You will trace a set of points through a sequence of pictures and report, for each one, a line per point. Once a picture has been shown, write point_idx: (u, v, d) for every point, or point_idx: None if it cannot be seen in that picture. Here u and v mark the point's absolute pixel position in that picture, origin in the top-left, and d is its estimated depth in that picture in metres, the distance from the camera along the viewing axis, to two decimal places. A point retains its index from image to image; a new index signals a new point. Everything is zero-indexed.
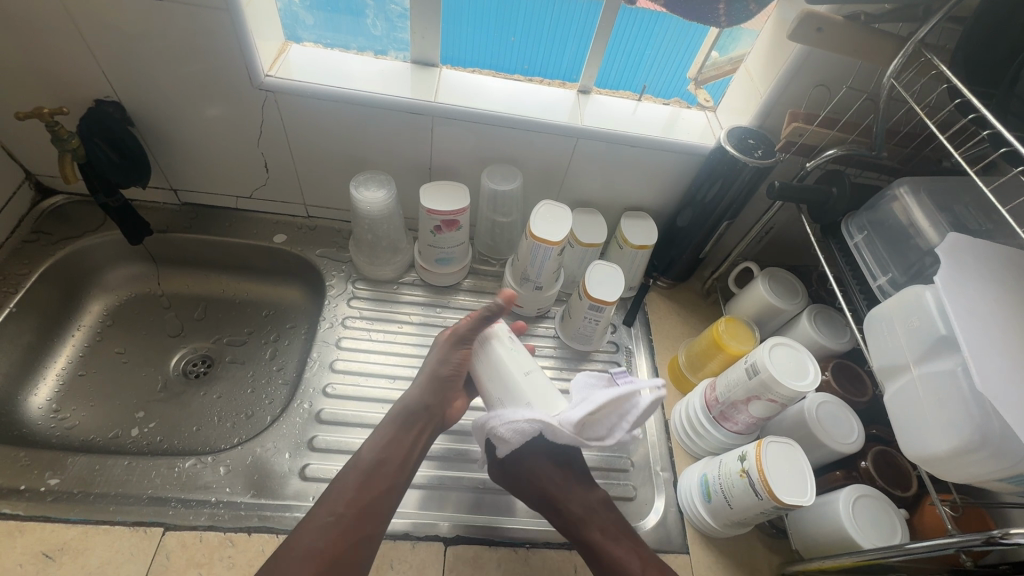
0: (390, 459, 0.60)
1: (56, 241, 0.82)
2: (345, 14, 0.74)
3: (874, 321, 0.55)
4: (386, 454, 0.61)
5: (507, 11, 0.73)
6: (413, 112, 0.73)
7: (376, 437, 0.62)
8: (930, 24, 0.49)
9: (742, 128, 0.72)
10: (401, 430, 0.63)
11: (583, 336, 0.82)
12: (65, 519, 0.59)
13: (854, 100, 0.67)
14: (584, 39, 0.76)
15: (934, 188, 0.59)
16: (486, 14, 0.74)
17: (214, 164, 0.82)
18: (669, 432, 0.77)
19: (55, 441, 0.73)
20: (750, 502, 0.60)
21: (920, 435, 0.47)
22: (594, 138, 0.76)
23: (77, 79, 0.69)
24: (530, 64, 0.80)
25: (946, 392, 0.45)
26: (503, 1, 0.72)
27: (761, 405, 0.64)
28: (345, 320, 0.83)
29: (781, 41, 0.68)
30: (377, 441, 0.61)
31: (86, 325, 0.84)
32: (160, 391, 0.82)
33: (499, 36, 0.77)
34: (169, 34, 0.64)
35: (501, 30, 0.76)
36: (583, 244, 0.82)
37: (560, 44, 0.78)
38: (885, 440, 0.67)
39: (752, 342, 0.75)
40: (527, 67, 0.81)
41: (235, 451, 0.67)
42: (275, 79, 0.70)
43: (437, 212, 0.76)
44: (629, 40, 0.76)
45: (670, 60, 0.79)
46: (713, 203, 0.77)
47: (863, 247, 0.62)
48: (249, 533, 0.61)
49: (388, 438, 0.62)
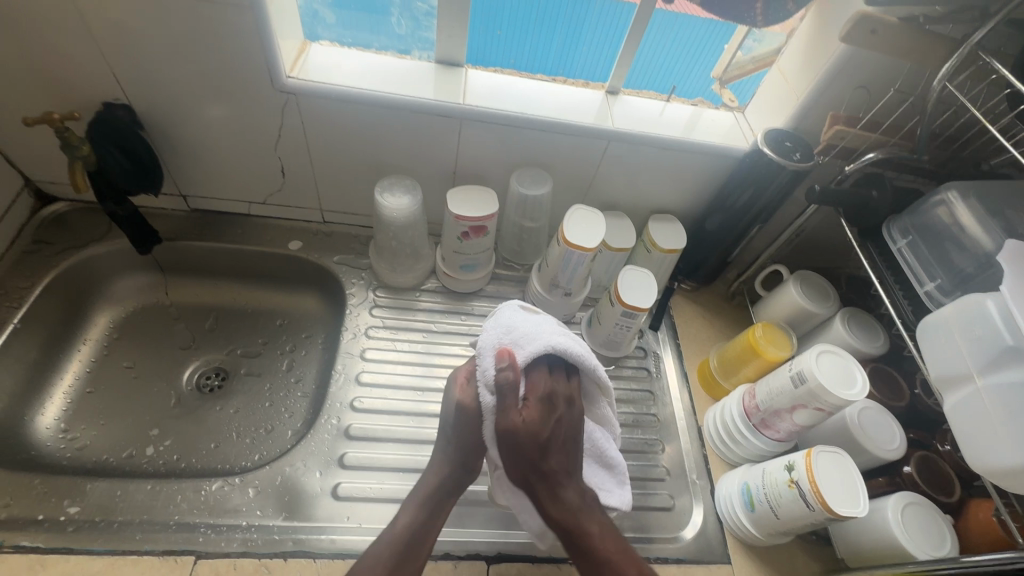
0: (419, 540, 0.56)
1: (59, 251, 0.77)
2: (353, 9, 0.71)
3: (927, 328, 0.54)
4: (421, 534, 0.56)
5: (492, 4, 0.71)
6: (440, 114, 0.70)
7: (401, 516, 0.57)
8: (987, 27, 0.49)
9: (778, 130, 0.71)
10: (441, 501, 0.59)
11: (612, 342, 0.81)
12: (89, 550, 0.55)
13: (896, 104, 0.66)
14: (571, 32, 0.74)
15: (985, 192, 0.58)
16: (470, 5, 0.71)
17: (227, 169, 0.79)
18: (703, 439, 0.77)
19: (66, 463, 0.70)
20: (800, 513, 0.59)
21: (988, 448, 0.46)
22: (626, 140, 0.74)
23: (86, 81, 0.65)
24: (556, 62, 0.78)
25: (1016, 404, 0.44)
26: None
27: (807, 414, 0.63)
28: (368, 331, 0.80)
29: (820, 38, 0.66)
30: (411, 513, 0.57)
31: (92, 338, 0.80)
32: (174, 407, 0.78)
33: (485, 31, 0.74)
34: (187, 32, 0.61)
35: (487, 23, 0.73)
36: (612, 248, 0.80)
37: (547, 39, 0.75)
38: (924, 444, 0.66)
39: (789, 347, 0.74)
40: (515, 63, 0.77)
41: (263, 472, 0.64)
42: (296, 81, 0.67)
43: (464, 217, 0.73)
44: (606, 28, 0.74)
45: (660, 56, 0.77)
46: (746, 207, 0.76)
47: (907, 252, 0.62)
48: (285, 558, 0.58)
49: (424, 513, 0.57)
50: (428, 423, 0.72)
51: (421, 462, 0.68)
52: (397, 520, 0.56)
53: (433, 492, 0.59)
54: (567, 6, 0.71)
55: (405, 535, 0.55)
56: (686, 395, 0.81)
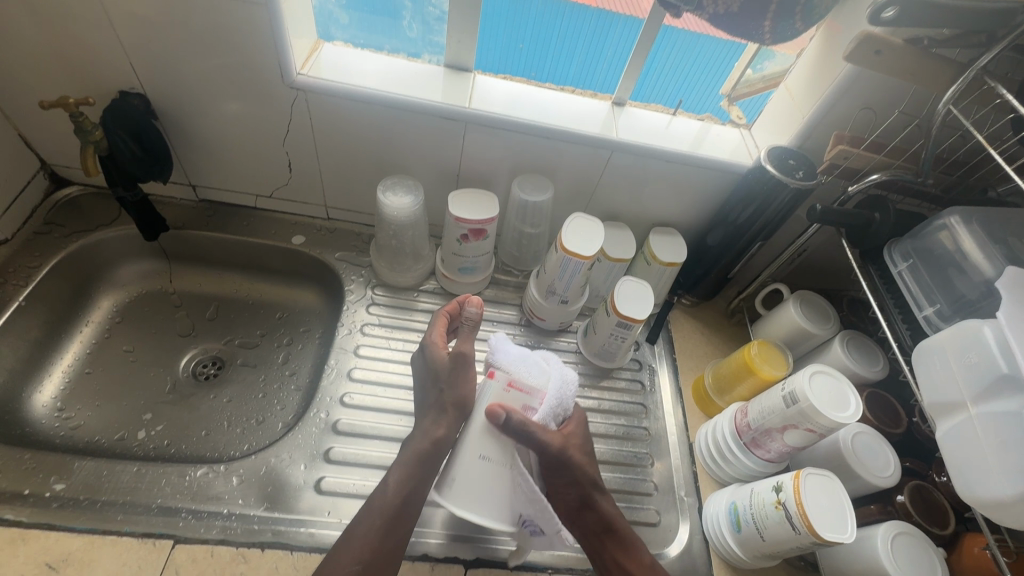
0: (403, 508, 0.57)
1: (69, 234, 0.79)
2: (381, 15, 0.73)
3: (922, 353, 0.53)
4: (412, 496, 0.57)
5: (519, 18, 0.73)
6: (447, 117, 0.71)
7: (393, 474, 0.58)
8: (993, 51, 0.48)
9: (782, 148, 0.71)
10: (434, 460, 0.59)
11: (607, 353, 0.80)
12: (70, 527, 0.56)
13: (902, 126, 0.66)
14: (593, 50, 0.76)
15: (988, 218, 0.57)
16: (498, 18, 0.73)
17: (237, 162, 0.80)
18: (693, 456, 0.76)
19: (58, 441, 0.71)
20: (785, 535, 0.58)
21: (978, 479, 0.45)
22: (628, 152, 0.74)
23: (103, 69, 0.67)
24: (579, 75, 0.79)
25: (1007, 434, 0.43)
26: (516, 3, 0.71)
27: (798, 435, 0.62)
28: (364, 327, 0.81)
29: (828, 60, 0.66)
30: (400, 479, 0.57)
31: (95, 320, 0.81)
32: (169, 392, 0.79)
33: (508, 42, 0.75)
34: (202, 26, 0.62)
35: (511, 35, 0.75)
36: (611, 259, 0.80)
37: (568, 54, 0.77)
38: (920, 474, 0.65)
39: (784, 367, 0.73)
40: (535, 75, 0.79)
41: (248, 461, 0.64)
42: (307, 77, 0.68)
43: (464, 219, 0.74)
44: (617, 44, 0.75)
45: (681, 73, 0.78)
46: (748, 223, 0.76)
47: (908, 275, 0.61)
48: (262, 549, 0.58)
49: (414, 477, 0.58)
50: None
51: None
52: (387, 485, 0.57)
53: (423, 454, 0.59)
54: (591, 26, 0.73)
55: (395, 506, 0.56)
56: (679, 410, 0.80)
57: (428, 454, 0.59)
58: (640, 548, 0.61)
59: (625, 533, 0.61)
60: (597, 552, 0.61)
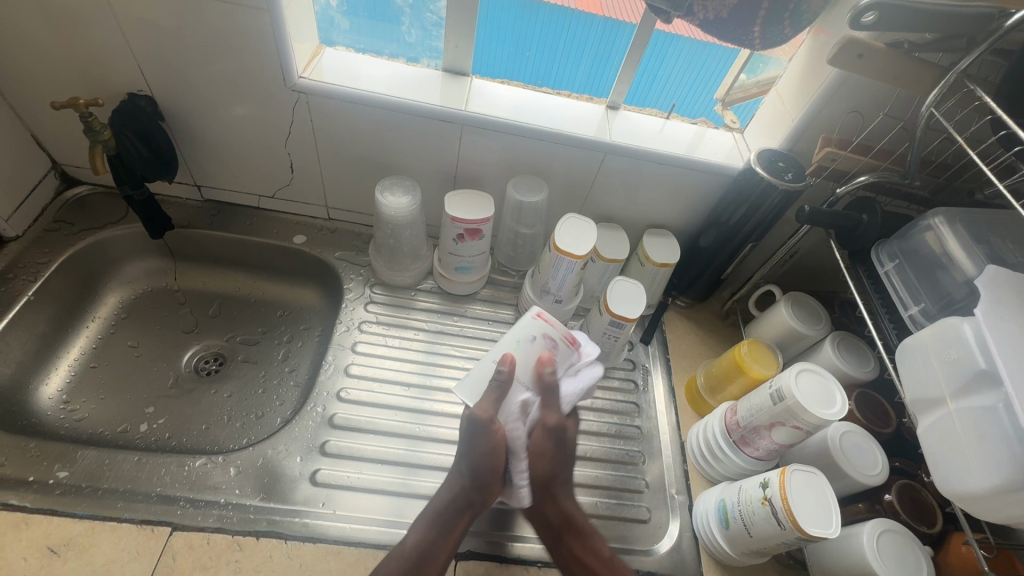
0: (430, 559, 0.57)
1: (77, 231, 0.82)
2: (381, 22, 0.75)
3: (904, 351, 0.54)
4: (432, 548, 0.58)
5: (527, 29, 0.75)
6: (443, 119, 0.73)
7: (410, 533, 0.59)
8: (972, 55, 0.49)
9: (772, 151, 0.72)
10: (454, 515, 0.61)
11: (601, 352, 0.81)
12: (72, 513, 0.58)
13: (889, 128, 0.67)
14: (598, 59, 0.78)
15: (971, 218, 0.58)
16: (505, 29, 0.75)
17: (241, 163, 0.83)
18: (685, 454, 0.76)
19: (63, 432, 0.72)
20: (772, 531, 0.58)
21: (958, 473, 0.46)
22: (621, 154, 0.76)
23: (113, 72, 0.70)
24: (585, 83, 0.81)
25: (984, 428, 0.44)
26: (523, 16, 0.73)
27: (785, 432, 0.63)
28: (362, 325, 0.82)
29: (816, 65, 0.68)
30: (419, 533, 0.59)
31: (101, 316, 0.84)
32: (171, 387, 0.81)
33: (515, 51, 0.78)
34: (207, 31, 0.65)
35: (518, 45, 0.77)
36: (605, 259, 0.81)
37: (574, 63, 0.79)
38: (909, 473, 0.65)
39: (775, 366, 0.73)
40: (542, 83, 0.81)
41: (246, 453, 0.66)
42: (308, 81, 0.70)
43: (460, 219, 0.76)
44: (620, 55, 0.77)
45: (683, 81, 0.80)
46: (739, 225, 0.77)
47: (894, 275, 0.62)
48: (257, 537, 0.60)
49: (433, 531, 0.59)
50: (429, 421, 0.73)
51: (415, 458, 0.69)
52: (407, 539, 0.58)
53: (444, 509, 0.61)
54: (596, 37, 0.75)
55: (410, 561, 0.57)
56: (671, 409, 0.81)
57: (452, 507, 0.61)
58: (597, 542, 0.63)
59: (581, 524, 0.63)
60: (554, 540, 0.63)
